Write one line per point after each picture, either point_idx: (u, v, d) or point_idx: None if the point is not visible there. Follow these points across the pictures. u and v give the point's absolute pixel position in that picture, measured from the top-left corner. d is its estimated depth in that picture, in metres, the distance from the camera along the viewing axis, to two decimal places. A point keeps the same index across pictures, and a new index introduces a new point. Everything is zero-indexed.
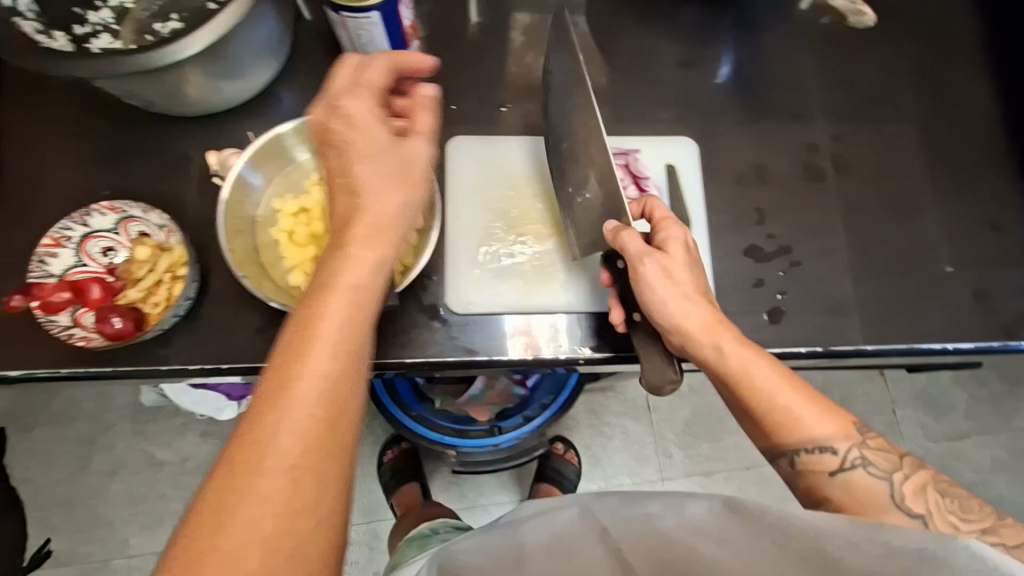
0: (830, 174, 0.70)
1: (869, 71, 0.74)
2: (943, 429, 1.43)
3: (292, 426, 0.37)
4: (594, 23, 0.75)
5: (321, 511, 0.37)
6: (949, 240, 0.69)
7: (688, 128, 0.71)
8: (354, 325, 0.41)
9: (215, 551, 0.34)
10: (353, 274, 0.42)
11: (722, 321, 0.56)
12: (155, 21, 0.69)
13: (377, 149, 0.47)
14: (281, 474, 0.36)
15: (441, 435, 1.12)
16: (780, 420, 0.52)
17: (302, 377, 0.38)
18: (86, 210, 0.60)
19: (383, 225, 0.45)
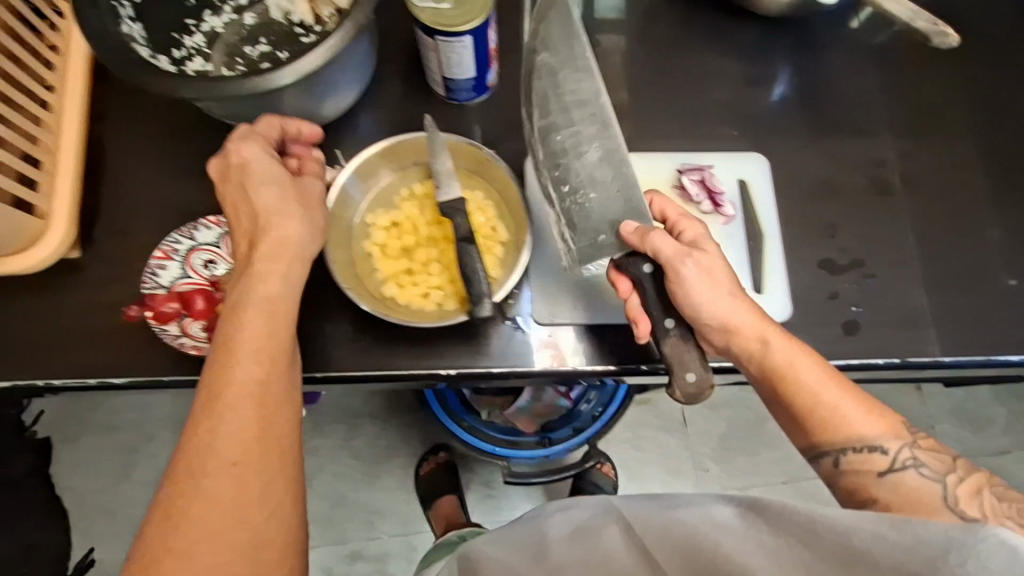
0: (897, 188, 0.71)
1: (931, 87, 0.75)
2: (982, 444, 1.42)
3: (223, 429, 0.46)
4: (657, 43, 0.77)
5: (275, 484, 0.47)
6: (1017, 254, 0.69)
7: (753, 144, 0.73)
8: (266, 341, 0.50)
9: (176, 535, 0.43)
10: (266, 294, 0.52)
11: (764, 317, 0.56)
12: (244, 45, 0.72)
13: (285, 191, 0.55)
14: (224, 471, 0.45)
15: (493, 446, 1.13)
16: (824, 417, 0.52)
17: (226, 385, 0.48)
18: (193, 224, 0.65)
19: (293, 252, 0.54)
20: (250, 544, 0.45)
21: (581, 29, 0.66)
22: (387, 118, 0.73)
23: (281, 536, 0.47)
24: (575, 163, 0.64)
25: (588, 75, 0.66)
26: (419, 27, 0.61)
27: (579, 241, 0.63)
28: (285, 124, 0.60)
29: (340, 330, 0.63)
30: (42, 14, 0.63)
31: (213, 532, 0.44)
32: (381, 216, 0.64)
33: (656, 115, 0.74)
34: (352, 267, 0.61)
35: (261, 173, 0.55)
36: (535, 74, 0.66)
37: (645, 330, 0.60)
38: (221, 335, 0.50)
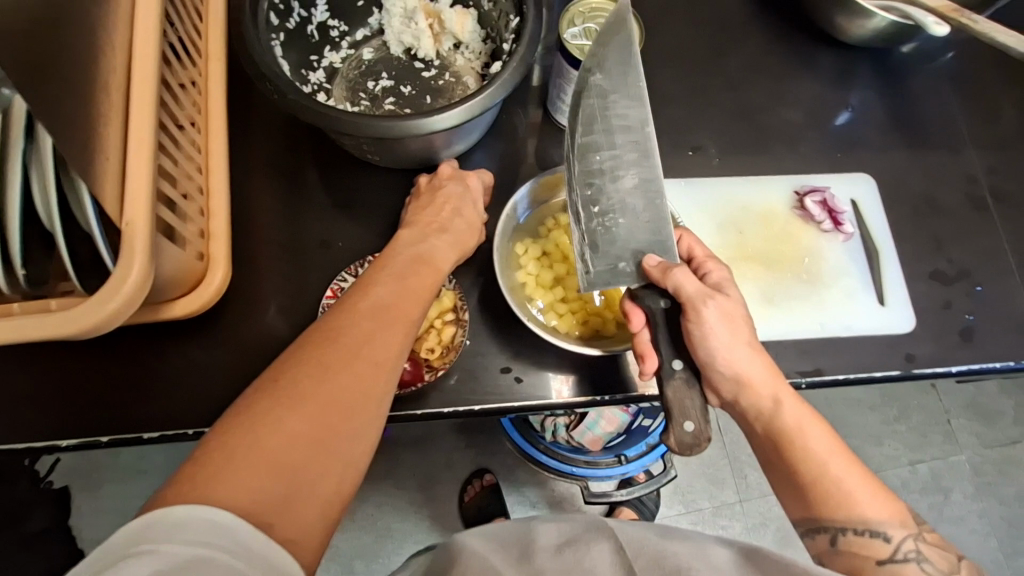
0: (990, 203, 0.76)
1: (1008, 110, 0.82)
2: (995, 435, 1.57)
3: (365, 335, 0.48)
4: (757, 71, 0.81)
5: (367, 399, 0.46)
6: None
7: (852, 165, 0.77)
8: (420, 287, 0.55)
9: (285, 399, 0.43)
10: (425, 252, 0.58)
11: (775, 375, 0.59)
12: (366, 80, 0.73)
13: (477, 218, 0.64)
14: (350, 370, 0.46)
15: (574, 467, 1.14)
16: (828, 491, 0.53)
17: (369, 299, 0.51)
18: (359, 263, 0.65)
19: (450, 237, 0.61)
20: (328, 452, 0.43)
21: (640, 52, 0.59)
22: (512, 147, 0.74)
23: (353, 455, 0.44)
24: (609, 186, 0.60)
25: (638, 102, 0.60)
26: (568, 62, 0.63)
27: (598, 264, 0.61)
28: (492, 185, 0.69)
29: (494, 359, 0.64)
30: (187, 46, 0.61)
31: (305, 411, 0.43)
32: (532, 247, 0.67)
33: (766, 138, 0.78)
34: (517, 297, 0.63)
35: (463, 194, 0.64)
36: (585, 92, 0.61)
37: (652, 368, 0.60)
38: (375, 269, 0.55)
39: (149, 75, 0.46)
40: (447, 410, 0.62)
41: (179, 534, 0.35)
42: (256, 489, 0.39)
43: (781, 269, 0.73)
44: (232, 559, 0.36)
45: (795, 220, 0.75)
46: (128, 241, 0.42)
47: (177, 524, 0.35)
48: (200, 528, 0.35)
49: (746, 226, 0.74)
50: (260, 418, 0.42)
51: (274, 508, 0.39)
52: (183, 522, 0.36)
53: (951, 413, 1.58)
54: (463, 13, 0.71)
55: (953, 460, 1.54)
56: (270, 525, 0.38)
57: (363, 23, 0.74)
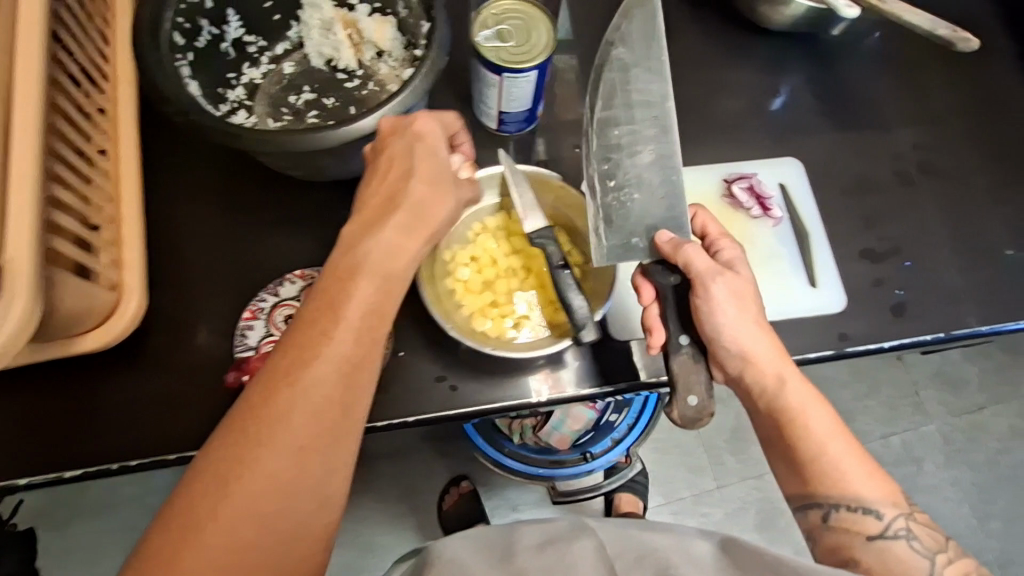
0: (917, 177, 0.78)
1: (929, 86, 0.83)
2: (962, 403, 1.60)
3: (311, 397, 0.45)
4: (683, 61, 0.81)
5: (329, 454, 0.46)
6: (1020, 230, 0.77)
7: (780, 149, 0.78)
8: (376, 314, 0.49)
9: (235, 479, 0.43)
10: (385, 262, 0.51)
11: (782, 356, 0.60)
12: (288, 95, 0.72)
13: (439, 172, 0.55)
14: (297, 438, 0.44)
15: (538, 468, 1.14)
16: (824, 470, 0.56)
17: (322, 334, 0.47)
18: (277, 281, 0.64)
19: (416, 223, 0.53)
20: (291, 522, 0.44)
21: (664, 34, 0.66)
22: None
23: (317, 516, 0.46)
24: (626, 161, 0.65)
25: (659, 78, 0.66)
26: (484, 65, 0.62)
27: (612, 238, 0.64)
28: (459, 131, 0.60)
29: (429, 368, 0.64)
30: (92, 71, 0.60)
31: (265, 480, 0.43)
32: (460, 253, 0.67)
33: (697, 127, 0.78)
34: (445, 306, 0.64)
35: (425, 152, 0.56)
36: (607, 65, 0.67)
37: (660, 342, 0.64)
38: (331, 283, 0.49)
39: (35, 103, 0.44)
40: (384, 423, 0.61)
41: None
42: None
43: None
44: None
45: (724, 208, 0.75)
46: (14, 276, 0.41)
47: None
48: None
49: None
50: (206, 504, 0.42)
51: None
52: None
53: (918, 384, 1.60)
54: (382, 21, 0.70)
55: (924, 430, 1.57)
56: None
57: (282, 37, 0.73)
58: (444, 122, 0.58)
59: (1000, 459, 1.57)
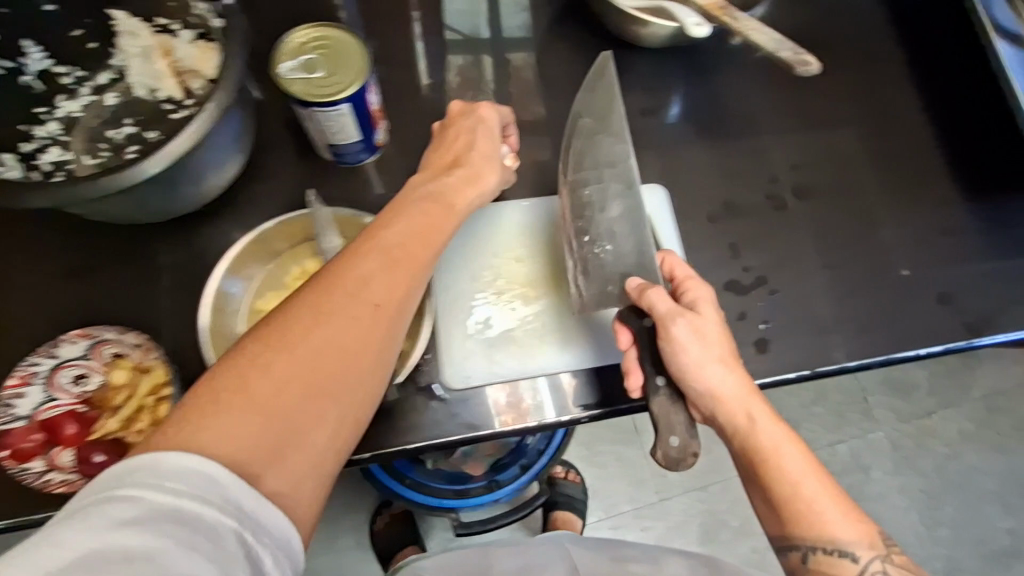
0: (790, 202, 0.73)
1: (812, 99, 0.79)
2: (912, 409, 1.51)
3: (375, 276, 0.49)
4: (550, 84, 0.78)
5: (368, 359, 0.47)
6: (909, 249, 0.73)
7: (650, 174, 0.74)
8: (430, 223, 0.55)
9: (293, 336, 0.45)
10: (442, 191, 0.58)
11: (750, 393, 0.56)
12: (108, 129, 0.67)
13: (492, 153, 0.63)
14: (355, 313, 0.47)
15: (442, 499, 1.11)
16: (799, 511, 0.52)
17: (382, 241, 0.52)
18: (53, 341, 0.57)
19: (467, 176, 0.61)
20: (328, 399, 0.44)
21: (621, 103, 0.66)
22: (282, 186, 0.69)
23: (349, 406, 0.46)
24: (597, 217, 0.66)
25: (621, 140, 0.65)
26: (293, 102, 0.56)
27: (591, 288, 0.65)
28: (510, 122, 0.68)
29: None
30: None
31: (305, 365, 0.44)
32: (271, 301, 0.59)
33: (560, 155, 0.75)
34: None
35: (478, 126, 0.64)
36: (575, 133, 0.69)
37: (637, 385, 0.61)
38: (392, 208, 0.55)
39: None
40: None
41: (166, 485, 0.37)
42: (241, 439, 0.40)
43: (561, 296, 0.69)
44: (224, 517, 0.38)
45: None
46: None
47: (164, 475, 0.37)
48: (192, 481, 0.37)
49: (524, 254, 0.71)
50: (258, 356, 0.43)
51: (259, 458, 0.40)
52: (172, 475, 0.37)
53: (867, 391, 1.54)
54: (204, 47, 0.65)
55: (871, 437, 1.49)
56: (260, 476, 0.40)
57: (105, 67, 0.68)
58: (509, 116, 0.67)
59: (948, 464, 1.49)
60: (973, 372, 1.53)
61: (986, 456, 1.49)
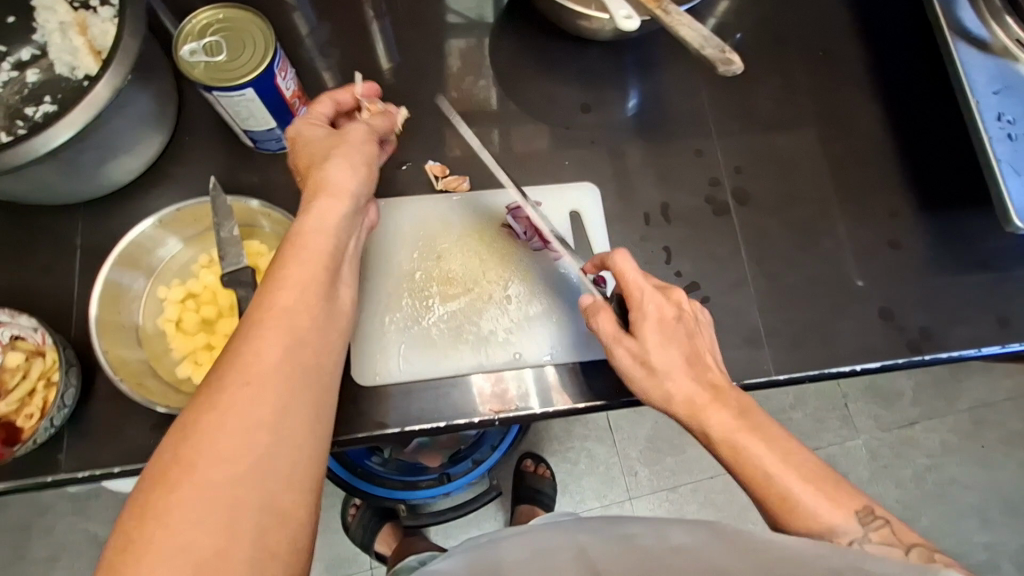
0: (732, 207, 0.71)
1: (765, 100, 0.75)
2: (894, 418, 1.41)
3: (265, 336, 0.43)
4: (497, 73, 0.75)
5: (293, 419, 0.41)
6: (863, 258, 0.70)
7: (591, 172, 0.72)
8: (322, 258, 0.49)
9: (191, 442, 0.38)
10: (329, 217, 0.51)
11: (703, 408, 0.53)
12: (27, 106, 0.65)
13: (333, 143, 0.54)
14: (248, 387, 0.41)
15: (391, 490, 1.09)
16: (777, 504, 0.50)
17: (271, 297, 0.45)
18: None
19: (342, 191, 0.51)
20: (262, 485, 0.38)
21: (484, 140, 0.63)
22: (204, 167, 0.67)
23: (289, 480, 0.40)
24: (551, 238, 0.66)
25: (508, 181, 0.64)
26: (195, 85, 0.54)
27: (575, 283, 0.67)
28: (338, 95, 0.59)
29: (140, 418, 0.57)
30: None
31: (214, 485, 0.37)
32: (173, 289, 0.59)
33: (500, 150, 0.72)
34: (137, 348, 0.56)
35: (325, 134, 0.55)
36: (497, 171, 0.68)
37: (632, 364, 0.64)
38: (276, 263, 0.48)
39: None
40: (79, 474, 0.55)
41: None
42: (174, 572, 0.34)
43: (480, 295, 0.66)
44: None
45: (502, 238, 0.68)
46: None
47: None
48: None
49: (445, 249, 0.68)
50: (163, 482, 0.37)
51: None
52: None
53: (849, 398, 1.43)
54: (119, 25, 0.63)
55: (850, 446, 1.39)
56: None
57: (26, 41, 0.66)
58: (337, 94, 0.59)
59: (928, 476, 1.38)
60: (957, 383, 1.43)
61: (967, 470, 1.39)
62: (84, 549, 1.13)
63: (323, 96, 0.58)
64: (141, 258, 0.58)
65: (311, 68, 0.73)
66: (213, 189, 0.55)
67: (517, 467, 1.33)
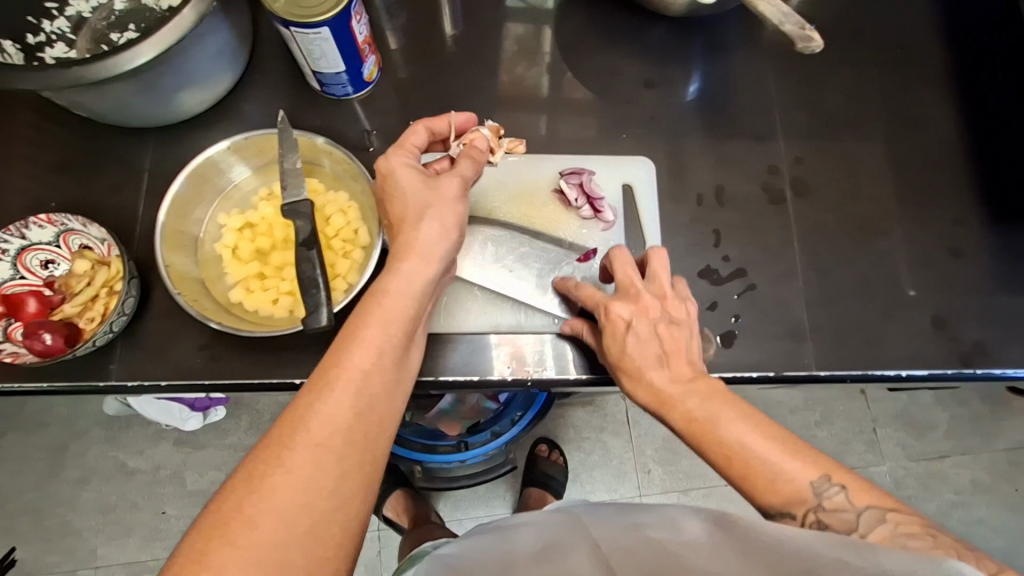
0: (789, 197, 0.69)
1: (834, 93, 0.73)
2: (924, 449, 1.36)
3: (334, 399, 0.43)
4: (561, 43, 0.75)
5: (348, 483, 0.42)
6: (919, 264, 0.68)
7: (645, 148, 0.71)
8: (400, 321, 0.48)
9: (254, 496, 0.39)
10: (414, 279, 0.49)
11: (671, 399, 0.52)
12: (112, 32, 0.67)
13: (428, 197, 0.51)
14: (311, 451, 0.41)
15: (409, 451, 1.11)
16: (742, 470, 0.48)
17: (347, 354, 0.45)
18: (23, 221, 0.58)
19: (431, 255, 0.50)
20: (314, 544, 0.40)
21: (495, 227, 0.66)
22: (270, 107, 0.69)
23: (338, 540, 0.41)
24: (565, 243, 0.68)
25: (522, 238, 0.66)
26: (274, 19, 0.56)
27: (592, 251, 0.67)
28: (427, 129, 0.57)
29: (188, 336, 0.59)
30: None
31: (264, 550, 0.38)
32: (233, 217, 0.61)
33: (557, 119, 0.72)
34: (194, 267, 0.59)
35: (417, 181, 0.52)
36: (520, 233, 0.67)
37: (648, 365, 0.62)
38: (355, 318, 0.47)
39: None
40: (131, 383, 0.58)
41: None
42: None
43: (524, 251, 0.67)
44: None
45: (552, 203, 0.69)
46: None
47: None
48: None
49: (496, 207, 0.69)
50: (221, 531, 0.38)
51: None
52: None
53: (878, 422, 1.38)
54: None
55: (874, 471, 1.35)
56: None
57: None
58: (430, 125, 0.58)
59: (952, 513, 1.33)
60: (995, 422, 1.37)
61: (997, 514, 1.33)
62: (111, 473, 1.19)
63: (419, 128, 0.56)
64: (206, 182, 0.60)
65: (380, 22, 0.74)
66: (281, 121, 0.56)
67: (531, 450, 1.34)
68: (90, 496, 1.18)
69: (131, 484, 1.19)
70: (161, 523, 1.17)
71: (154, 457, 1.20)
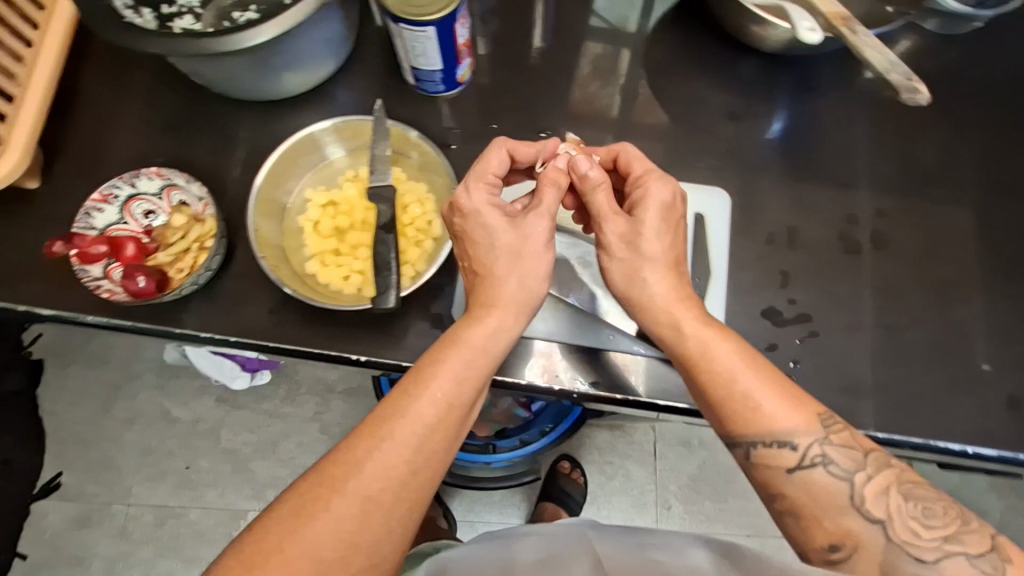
0: (865, 249, 0.67)
1: (928, 149, 0.71)
2: None
3: (390, 447, 0.46)
4: (651, 66, 0.75)
5: (387, 525, 0.46)
6: (999, 338, 0.65)
7: (722, 180, 0.71)
8: (468, 378, 0.49)
9: (304, 520, 0.44)
10: (487, 338, 0.51)
11: (684, 304, 0.53)
12: (234, 10, 0.72)
13: (517, 246, 0.53)
14: (359, 493, 0.45)
15: None
16: (736, 408, 0.49)
17: (410, 401, 0.48)
18: (135, 172, 0.64)
19: (515, 309, 0.52)
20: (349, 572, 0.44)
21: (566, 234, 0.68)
22: (364, 95, 0.73)
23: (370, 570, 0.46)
24: None
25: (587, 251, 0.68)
26: (386, 14, 0.59)
27: None
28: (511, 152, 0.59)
29: (259, 299, 0.63)
30: None
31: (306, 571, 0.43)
32: (319, 194, 0.64)
33: (636, 139, 0.73)
34: (278, 235, 0.62)
35: (496, 218, 0.54)
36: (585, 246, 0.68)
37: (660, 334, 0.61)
38: (426, 363, 0.50)
39: None
40: (200, 334, 0.62)
41: None
42: None
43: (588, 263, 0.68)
44: None
45: None
46: None
47: None
48: None
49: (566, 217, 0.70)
50: (272, 547, 0.43)
51: None
52: None
53: None
54: None
55: None
56: None
57: None
58: (512, 147, 0.59)
59: None
60: None
61: None
62: (157, 418, 1.26)
63: (499, 151, 0.58)
64: (300, 158, 0.64)
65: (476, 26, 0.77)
66: (380, 108, 0.59)
67: (552, 465, 1.33)
68: (135, 436, 1.25)
69: (173, 431, 1.25)
70: (195, 472, 1.23)
71: (198, 409, 1.26)
